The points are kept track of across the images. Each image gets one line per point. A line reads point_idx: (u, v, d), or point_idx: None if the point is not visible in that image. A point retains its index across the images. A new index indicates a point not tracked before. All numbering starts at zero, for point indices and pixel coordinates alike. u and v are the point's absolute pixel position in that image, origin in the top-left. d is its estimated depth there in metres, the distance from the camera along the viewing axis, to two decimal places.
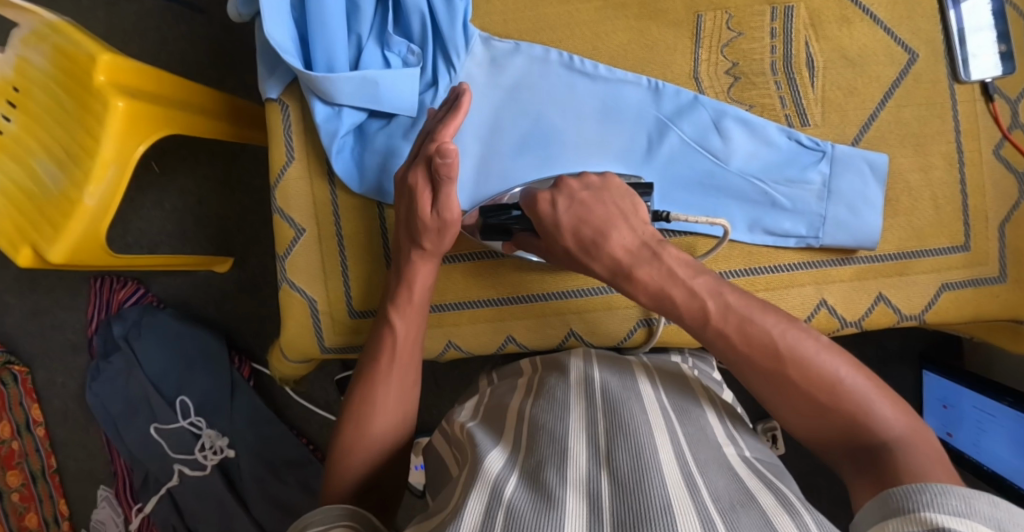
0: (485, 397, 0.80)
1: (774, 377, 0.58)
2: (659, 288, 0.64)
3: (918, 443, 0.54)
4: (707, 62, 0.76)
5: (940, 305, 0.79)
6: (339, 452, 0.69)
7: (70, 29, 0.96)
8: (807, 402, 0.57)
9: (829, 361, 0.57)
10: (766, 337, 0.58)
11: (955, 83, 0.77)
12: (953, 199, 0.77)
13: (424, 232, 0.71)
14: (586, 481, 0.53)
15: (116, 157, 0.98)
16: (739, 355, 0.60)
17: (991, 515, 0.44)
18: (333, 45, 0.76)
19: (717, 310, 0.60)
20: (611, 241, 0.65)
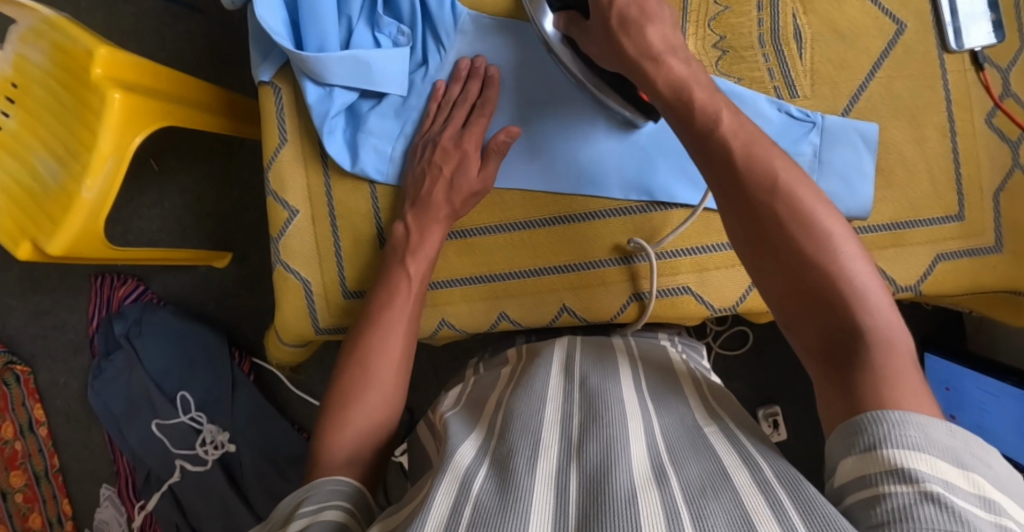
0: (469, 387, 0.80)
1: (764, 216, 0.56)
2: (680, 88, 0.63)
3: (891, 332, 0.51)
4: (694, 36, 0.76)
5: (937, 276, 0.78)
6: (332, 405, 0.67)
7: (67, 25, 0.97)
8: (790, 253, 0.54)
9: (826, 218, 0.55)
10: (765, 179, 0.56)
11: (945, 53, 0.77)
12: (946, 170, 0.77)
13: (462, 191, 0.76)
14: (555, 473, 0.52)
15: (114, 150, 0.98)
16: (731, 187, 0.57)
17: (946, 447, 0.45)
18: (324, 27, 0.77)
19: (724, 134, 0.59)
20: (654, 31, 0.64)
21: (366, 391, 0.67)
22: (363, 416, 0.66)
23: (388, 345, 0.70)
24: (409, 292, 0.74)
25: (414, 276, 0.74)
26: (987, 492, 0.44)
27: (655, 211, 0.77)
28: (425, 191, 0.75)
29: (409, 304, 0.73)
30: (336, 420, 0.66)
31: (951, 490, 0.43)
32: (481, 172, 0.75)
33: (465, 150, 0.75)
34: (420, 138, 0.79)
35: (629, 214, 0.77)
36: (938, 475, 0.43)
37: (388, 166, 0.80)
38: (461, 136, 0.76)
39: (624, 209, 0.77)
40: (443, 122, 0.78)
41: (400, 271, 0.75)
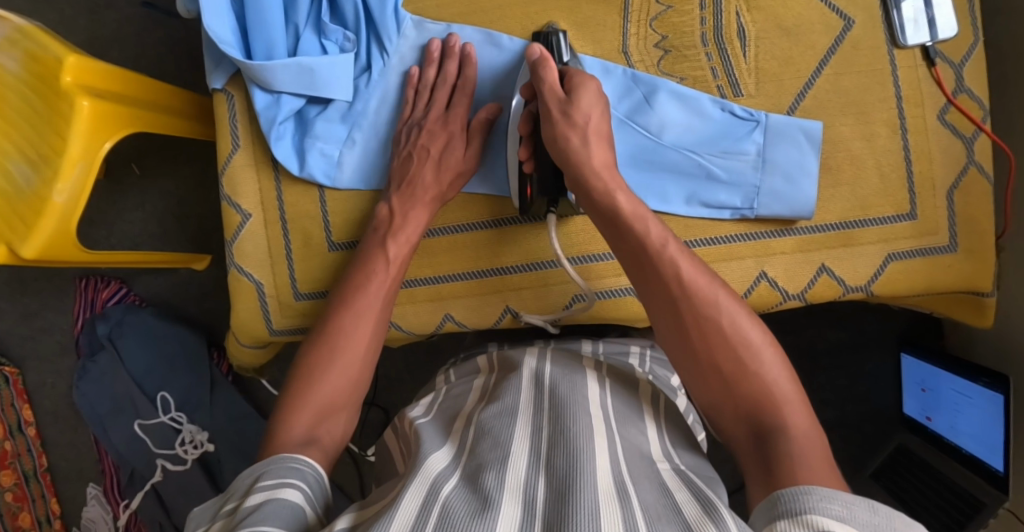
0: (440, 395, 0.79)
1: (706, 325, 0.62)
2: (616, 206, 0.68)
3: (815, 441, 0.56)
4: (636, 36, 0.75)
5: (888, 276, 0.77)
6: (297, 380, 0.67)
7: (39, 34, 1.01)
8: (730, 360, 0.60)
9: (750, 332, 0.61)
10: (697, 297, 0.63)
11: (895, 48, 0.76)
12: (896, 167, 0.76)
13: (447, 172, 0.77)
14: (524, 485, 0.53)
15: (83, 156, 1.01)
16: (668, 316, 0.64)
17: (868, 522, 0.47)
18: (271, 35, 0.78)
19: (658, 252, 0.65)
20: (595, 145, 0.69)
21: (331, 368, 0.68)
22: (326, 393, 0.66)
23: (354, 330, 0.70)
24: (383, 277, 0.74)
25: (393, 259, 0.75)
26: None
27: None
28: (412, 173, 0.76)
29: (384, 286, 0.74)
30: (293, 399, 0.65)
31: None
32: (467, 152, 0.77)
33: (452, 130, 0.77)
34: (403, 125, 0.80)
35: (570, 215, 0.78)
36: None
37: (337, 171, 0.81)
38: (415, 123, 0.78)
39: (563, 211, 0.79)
40: (424, 106, 0.78)
41: (379, 253, 0.75)
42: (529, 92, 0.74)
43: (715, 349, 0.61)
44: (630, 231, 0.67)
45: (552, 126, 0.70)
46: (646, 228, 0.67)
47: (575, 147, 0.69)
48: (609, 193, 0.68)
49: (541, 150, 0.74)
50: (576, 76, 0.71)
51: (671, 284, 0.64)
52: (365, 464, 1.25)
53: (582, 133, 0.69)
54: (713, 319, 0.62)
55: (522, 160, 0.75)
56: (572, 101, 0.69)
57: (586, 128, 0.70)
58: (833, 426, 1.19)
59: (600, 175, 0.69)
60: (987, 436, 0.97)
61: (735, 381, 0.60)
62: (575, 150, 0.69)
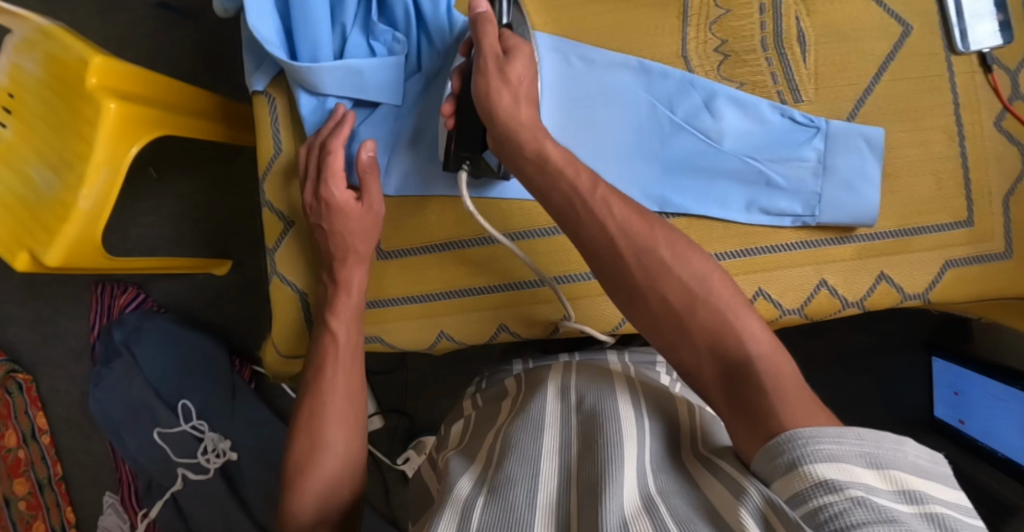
0: (470, 422, 0.82)
1: (647, 262, 0.62)
2: (544, 156, 0.66)
3: (780, 360, 0.57)
4: (696, 40, 0.74)
5: (945, 283, 0.76)
6: (292, 469, 0.70)
7: (61, 34, 0.95)
8: (676, 292, 0.60)
9: (695, 271, 0.61)
10: (637, 244, 0.62)
11: (953, 54, 0.75)
12: (953, 174, 0.75)
13: (354, 234, 0.75)
14: (553, 505, 0.54)
15: (109, 160, 0.98)
16: (609, 262, 0.63)
17: (859, 451, 0.48)
18: (318, 36, 0.75)
19: (590, 198, 0.64)
20: (524, 107, 0.68)
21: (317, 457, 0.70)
22: (321, 484, 0.69)
23: (326, 396, 0.72)
24: (338, 350, 0.74)
25: (340, 334, 0.75)
26: (908, 483, 0.47)
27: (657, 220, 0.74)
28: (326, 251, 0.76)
29: (342, 368, 0.74)
30: (293, 488, 0.69)
31: (871, 491, 0.46)
32: (365, 201, 0.75)
33: (330, 197, 0.73)
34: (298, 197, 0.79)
35: None
36: (856, 480, 0.47)
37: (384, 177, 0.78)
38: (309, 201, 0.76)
39: None
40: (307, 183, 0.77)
41: (326, 332, 0.75)
42: (467, 51, 0.73)
43: (658, 283, 0.61)
44: (552, 201, 0.66)
45: (486, 81, 0.68)
46: (571, 180, 0.65)
47: (507, 103, 0.67)
48: (537, 142, 0.66)
49: (465, 105, 0.71)
50: (513, 39, 0.70)
51: (610, 230, 0.63)
52: (389, 470, 1.23)
53: (514, 95, 0.68)
54: (653, 252, 0.62)
55: (446, 116, 0.72)
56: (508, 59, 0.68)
57: (518, 89, 0.68)
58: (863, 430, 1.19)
59: (526, 135, 0.67)
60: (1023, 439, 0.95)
61: (685, 311, 0.60)
62: (504, 105, 0.67)
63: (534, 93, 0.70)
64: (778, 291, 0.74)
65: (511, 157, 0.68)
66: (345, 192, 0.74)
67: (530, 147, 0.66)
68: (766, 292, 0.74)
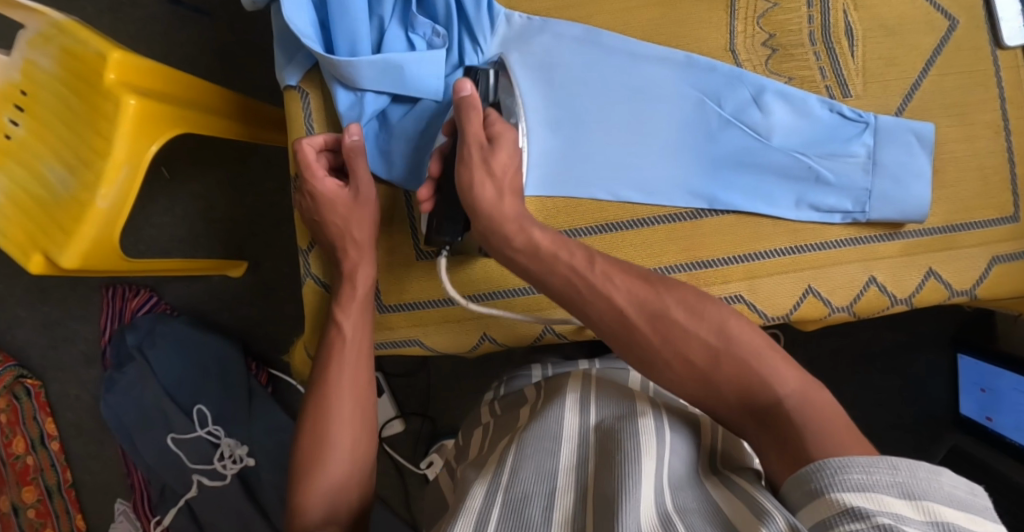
0: (490, 430, 0.79)
1: (661, 323, 0.61)
2: (534, 245, 0.66)
3: (815, 397, 0.57)
4: (743, 34, 0.73)
5: (992, 280, 0.75)
6: (298, 469, 0.67)
7: (78, 29, 0.92)
8: (697, 347, 0.60)
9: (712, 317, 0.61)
10: (648, 312, 0.61)
11: (999, 49, 0.74)
12: (999, 169, 0.75)
13: (348, 224, 0.74)
14: (568, 520, 0.53)
15: (128, 158, 0.95)
16: (623, 337, 0.62)
17: (890, 482, 0.48)
18: (356, 29, 0.72)
19: (592, 275, 0.63)
20: (507, 201, 0.66)
21: (325, 457, 0.67)
22: (328, 483, 0.66)
23: (334, 392, 0.70)
24: (347, 346, 0.72)
25: (347, 330, 0.73)
26: (942, 515, 0.46)
27: (704, 217, 0.73)
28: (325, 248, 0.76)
29: (354, 364, 0.72)
30: (298, 491, 0.66)
31: (901, 521, 0.46)
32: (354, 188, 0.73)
33: (315, 190, 0.74)
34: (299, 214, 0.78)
35: (678, 221, 0.73)
36: (885, 509, 0.46)
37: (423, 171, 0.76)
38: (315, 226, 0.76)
39: (674, 215, 0.73)
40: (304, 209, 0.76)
41: (334, 327, 0.73)
42: (450, 130, 0.71)
43: (677, 342, 0.60)
44: (553, 278, 0.65)
45: (470, 171, 0.66)
46: (568, 261, 0.64)
47: (489, 199, 0.66)
48: (525, 233, 0.66)
49: (446, 192, 0.70)
50: (497, 121, 0.68)
51: (619, 303, 0.62)
52: (410, 475, 1.21)
53: (500, 188, 0.66)
54: (666, 314, 0.61)
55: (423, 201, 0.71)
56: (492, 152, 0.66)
57: (503, 181, 0.67)
58: (890, 428, 1.18)
59: (513, 234, 0.66)
60: None
61: (709, 368, 0.59)
62: (485, 202, 0.66)
63: (518, 178, 0.69)
64: (827, 288, 0.74)
65: (498, 248, 0.67)
66: (330, 182, 0.74)
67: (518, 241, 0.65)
68: (816, 290, 0.73)
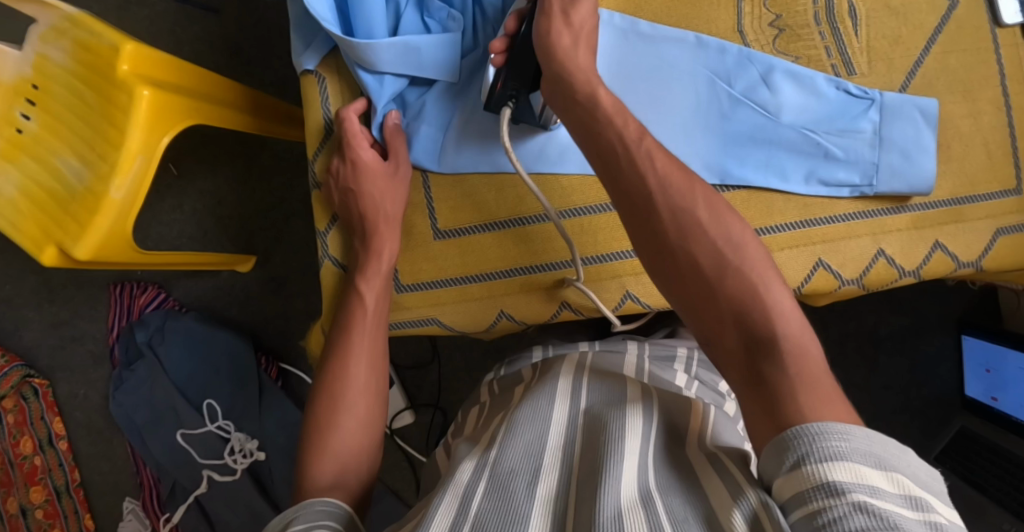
0: (486, 410, 0.80)
1: (682, 221, 0.59)
2: (596, 99, 0.65)
3: (808, 345, 0.55)
4: (751, 15, 0.75)
5: (998, 251, 0.77)
6: (310, 432, 0.69)
7: (90, 21, 0.94)
8: (712, 257, 0.57)
9: (732, 233, 0.58)
10: (677, 195, 0.59)
11: (997, 27, 0.77)
12: (1002, 144, 0.77)
13: (382, 196, 0.76)
14: (552, 499, 0.54)
15: (143, 149, 0.96)
16: (642, 221, 0.60)
17: (866, 452, 0.48)
18: (375, 12, 0.74)
19: (635, 149, 0.61)
20: (581, 50, 0.68)
21: (339, 424, 0.69)
22: (341, 447, 0.67)
23: (351, 367, 0.71)
24: (366, 316, 0.74)
25: (369, 301, 0.74)
26: (910, 488, 0.47)
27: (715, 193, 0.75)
28: (354, 218, 0.77)
29: (371, 333, 0.74)
30: (309, 458, 0.67)
31: (876, 495, 0.46)
32: (394, 159, 0.77)
33: (355, 158, 0.75)
34: (330, 185, 0.79)
35: None
36: (862, 481, 0.46)
37: (440, 153, 0.78)
38: (345, 192, 0.77)
39: None
40: (334, 173, 0.78)
41: (355, 297, 0.75)
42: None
43: (691, 244, 0.58)
44: (600, 134, 0.63)
45: (548, 20, 0.68)
46: (619, 129, 0.63)
47: (562, 45, 0.67)
48: (591, 85, 0.65)
49: (518, 47, 0.71)
50: None
51: (650, 184, 0.60)
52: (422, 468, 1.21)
53: (573, 36, 0.68)
54: (690, 212, 0.59)
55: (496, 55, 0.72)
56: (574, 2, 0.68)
57: (578, 34, 0.68)
58: (897, 412, 1.20)
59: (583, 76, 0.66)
60: None
61: (714, 278, 0.57)
62: (560, 45, 0.67)
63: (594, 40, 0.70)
64: (837, 261, 0.75)
65: (562, 101, 0.67)
66: (369, 151, 0.76)
67: (583, 90, 0.65)
68: (826, 263, 0.75)
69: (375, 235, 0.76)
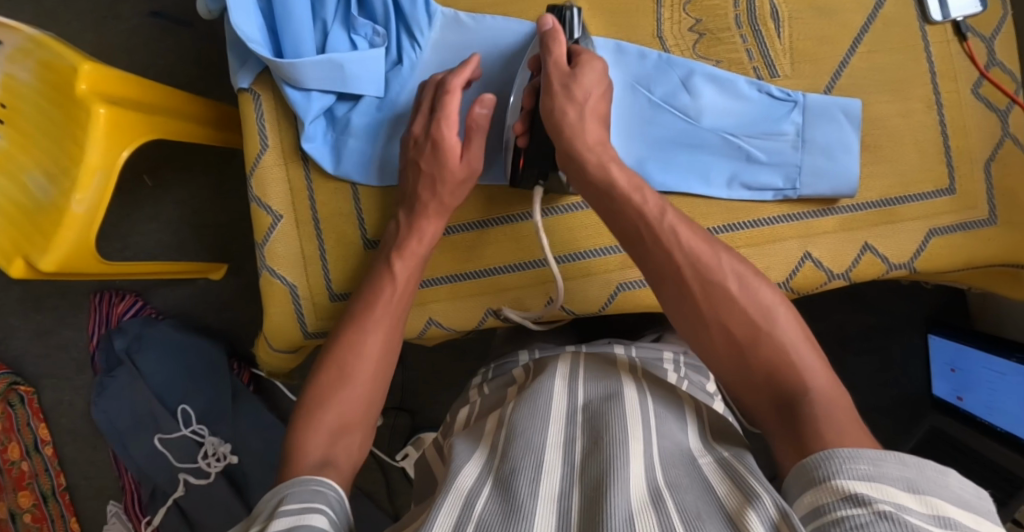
0: (476, 411, 0.80)
1: (713, 291, 0.62)
2: (611, 179, 0.68)
3: (839, 397, 0.56)
4: (670, 21, 0.75)
5: (930, 252, 0.76)
6: (304, 403, 0.67)
7: (52, 43, 0.97)
8: (742, 323, 0.60)
9: (759, 295, 0.61)
10: (705, 266, 0.63)
11: (927, 24, 0.76)
12: (935, 142, 0.76)
13: (445, 183, 0.75)
14: (556, 500, 0.53)
15: (102, 164, 0.98)
16: (675, 290, 0.64)
17: (897, 475, 0.47)
18: (300, 32, 0.76)
19: (657, 226, 0.65)
20: (590, 121, 0.70)
21: (334, 399, 0.67)
22: (336, 416, 0.66)
23: (365, 340, 0.71)
24: (395, 287, 0.74)
25: (399, 274, 0.74)
26: (945, 513, 0.45)
27: None
28: (412, 189, 0.76)
29: (393, 306, 0.74)
30: (302, 422, 0.65)
31: (903, 511, 0.45)
32: (464, 157, 0.75)
33: (439, 137, 0.73)
34: (405, 155, 0.77)
35: None
36: (890, 499, 0.46)
37: (370, 167, 0.80)
38: (435, 136, 0.74)
39: None
40: (422, 121, 0.75)
41: (387, 271, 0.75)
42: (535, 67, 0.75)
43: (723, 314, 0.61)
44: (625, 211, 0.67)
45: (552, 100, 0.70)
46: (639, 206, 0.67)
47: (571, 122, 0.69)
48: (603, 167, 0.68)
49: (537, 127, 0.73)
50: (583, 54, 0.71)
51: (677, 258, 0.64)
52: (391, 470, 1.23)
53: (581, 109, 0.69)
54: (720, 284, 0.62)
55: (516, 135, 0.74)
56: (576, 76, 0.69)
57: (585, 105, 0.70)
58: (866, 411, 1.18)
59: (593, 150, 0.69)
60: None
61: (747, 344, 0.60)
62: (570, 123, 0.69)
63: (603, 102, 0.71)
64: (763, 267, 0.75)
65: (576, 175, 0.70)
66: (456, 140, 0.74)
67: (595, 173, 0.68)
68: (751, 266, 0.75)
69: (419, 212, 0.75)
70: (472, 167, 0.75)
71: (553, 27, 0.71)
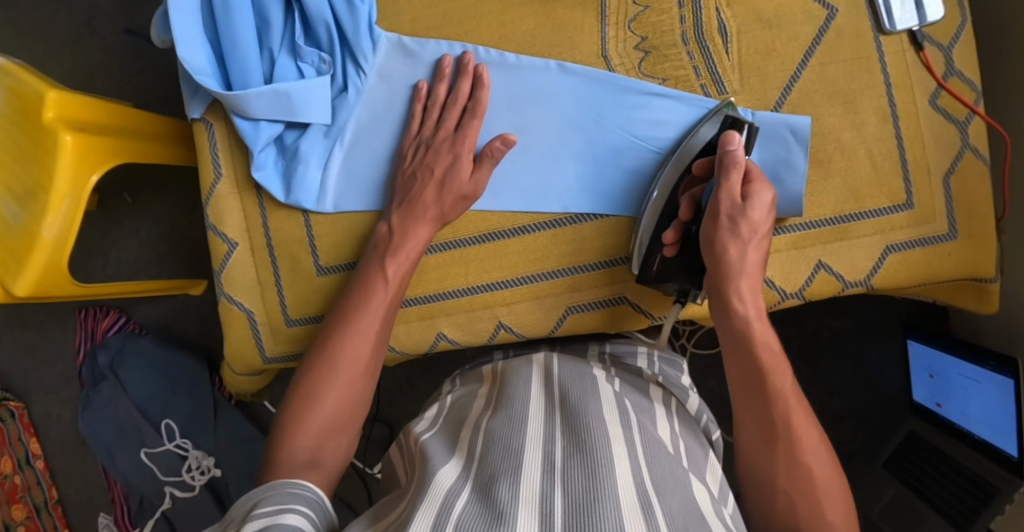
0: (444, 407, 0.77)
1: (800, 465, 0.63)
2: (750, 329, 0.67)
3: None
4: (615, 39, 0.76)
5: (887, 269, 0.75)
6: (294, 402, 0.68)
7: (20, 71, 0.98)
8: (808, 506, 0.62)
9: (831, 487, 0.62)
10: (801, 440, 0.63)
11: (881, 34, 0.74)
12: (889, 155, 0.74)
13: (449, 192, 0.75)
14: (537, 498, 0.51)
15: (70, 191, 0.96)
16: (765, 443, 0.64)
17: None
18: (246, 62, 0.76)
19: (777, 383, 0.65)
20: (751, 262, 0.68)
21: (322, 395, 0.68)
22: (325, 415, 0.67)
23: (346, 342, 0.70)
24: (388, 287, 0.74)
25: (391, 272, 0.74)
26: None
27: (584, 221, 0.77)
28: (415, 191, 0.75)
29: (385, 304, 0.73)
30: (289, 423, 0.66)
31: None
32: (474, 176, 0.74)
33: (455, 155, 0.74)
34: (407, 160, 0.77)
35: (558, 227, 0.77)
36: None
37: (322, 196, 0.79)
38: (455, 137, 0.75)
39: (554, 221, 0.77)
40: (433, 124, 0.76)
41: (378, 270, 0.74)
42: (702, 171, 0.72)
43: (800, 492, 0.62)
44: (749, 347, 0.66)
45: (716, 229, 0.68)
46: (775, 357, 0.66)
47: (732, 262, 0.68)
48: (749, 318, 0.67)
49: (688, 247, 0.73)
50: (758, 181, 0.68)
51: (780, 412, 0.64)
52: (371, 481, 1.23)
53: (742, 246, 0.67)
54: (807, 463, 0.63)
55: (667, 242, 0.73)
56: (747, 212, 0.67)
57: (747, 240, 0.68)
58: (842, 417, 1.16)
59: (744, 296, 0.67)
60: (999, 420, 0.93)
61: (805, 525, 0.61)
62: (730, 264, 0.67)
63: (766, 237, 0.69)
64: None
65: (715, 304, 0.69)
66: (468, 161, 0.75)
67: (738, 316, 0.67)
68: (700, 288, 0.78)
69: (414, 214, 0.75)
70: (478, 188, 0.75)
71: (738, 147, 0.67)
